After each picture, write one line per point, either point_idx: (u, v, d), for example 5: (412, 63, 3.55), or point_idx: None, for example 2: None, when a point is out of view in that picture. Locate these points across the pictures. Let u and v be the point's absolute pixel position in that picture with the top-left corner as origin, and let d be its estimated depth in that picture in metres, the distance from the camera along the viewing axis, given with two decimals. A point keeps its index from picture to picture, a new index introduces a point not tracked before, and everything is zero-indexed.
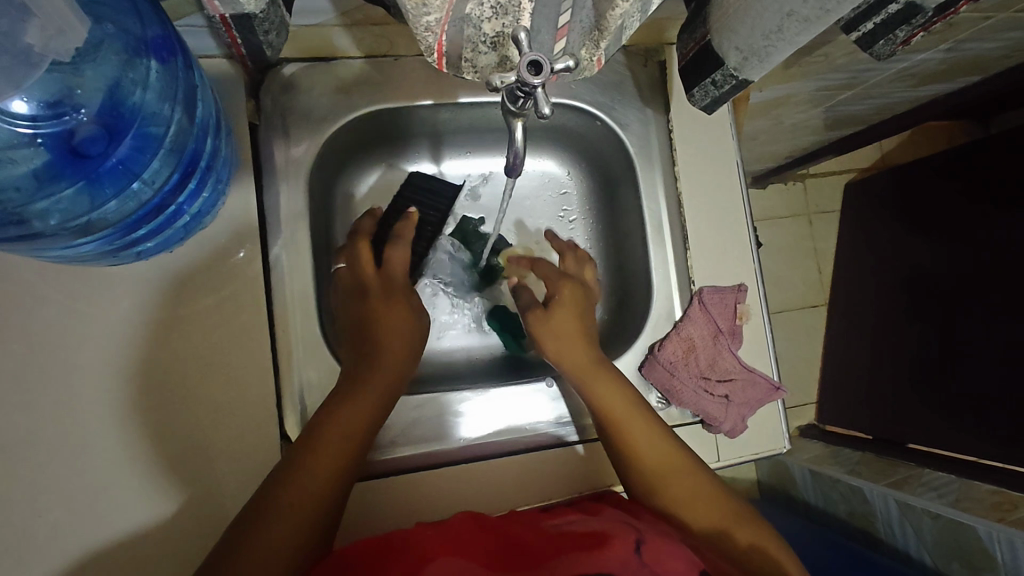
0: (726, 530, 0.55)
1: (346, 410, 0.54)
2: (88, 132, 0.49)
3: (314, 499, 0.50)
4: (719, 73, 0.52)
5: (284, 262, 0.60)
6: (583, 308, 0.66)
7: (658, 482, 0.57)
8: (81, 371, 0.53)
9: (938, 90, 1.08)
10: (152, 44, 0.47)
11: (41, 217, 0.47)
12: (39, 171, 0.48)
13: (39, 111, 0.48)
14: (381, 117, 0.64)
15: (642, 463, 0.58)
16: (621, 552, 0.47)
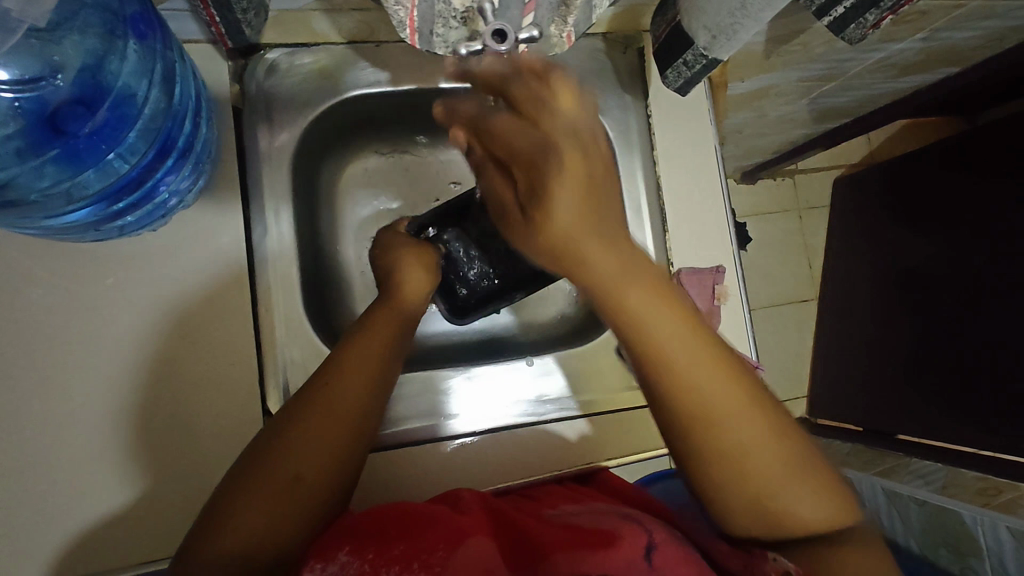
0: (782, 491, 0.45)
1: (341, 383, 0.50)
2: (67, 104, 0.49)
3: (311, 476, 0.47)
4: (690, 54, 0.53)
5: (267, 243, 0.60)
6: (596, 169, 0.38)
7: (715, 436, 0.45)
8: (63, 348, 0.54)
9: (920, 82, 1.09)
10: (130, 19, 0.48)
11: (19, 187, 0.48)
12: (16, 138, 0.48)
13: (17, 77, 0.47)
14: (364, 104, 0.66)
15: (689, 405, 0.45)
16: (629, 552, 0.46)
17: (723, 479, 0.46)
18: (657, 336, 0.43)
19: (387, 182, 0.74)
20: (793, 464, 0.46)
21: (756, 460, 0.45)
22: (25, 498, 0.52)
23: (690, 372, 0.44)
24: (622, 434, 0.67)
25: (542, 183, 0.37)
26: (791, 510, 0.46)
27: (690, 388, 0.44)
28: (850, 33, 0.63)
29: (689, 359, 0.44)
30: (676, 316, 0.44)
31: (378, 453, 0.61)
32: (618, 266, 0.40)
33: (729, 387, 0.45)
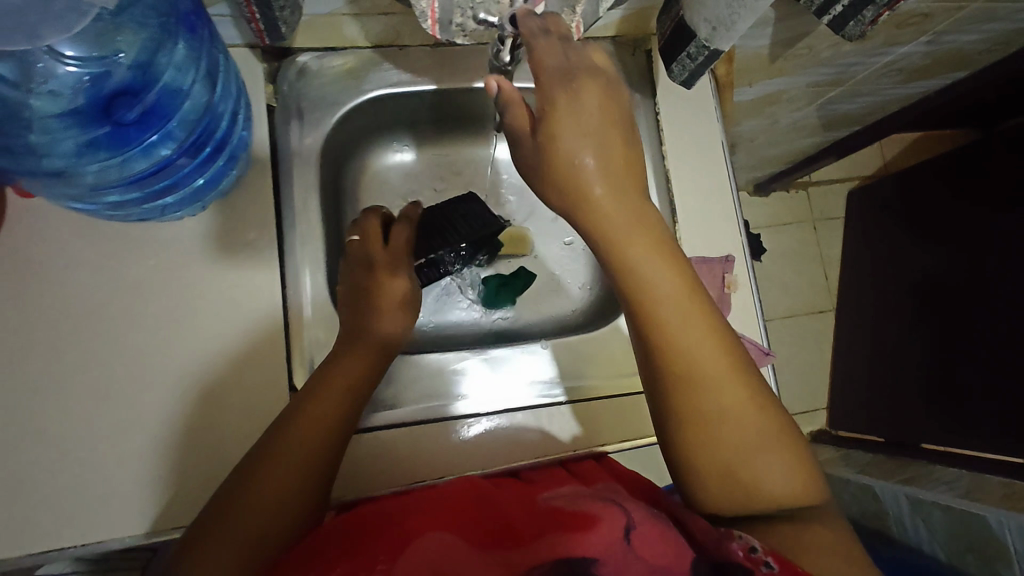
0: (754, 456, 0.50)
1: (328, 387, 0.56)
2: (122, 84, 0.52)
3: (297, 478, 0.50)
4: (693, 46, 0.56)
5: (296, 231, 0.64)
6: (614, 111, 0.51)
7: (694, 389, 0.51)
8: (110, 322, 0.59)
9: (927, 87, 1.11)
10: (183, 16, 0.52)
11: (74, 167, 0.51)
12: (71, 111, 0.51)
13: (85, 56, 0.51)
14: (386, 103, 0.70)
15: (676, 359, 0.51)
16: (607, 536, 0.47)
17: (700, 439, 0.51)
18: (653, 292, 0.51)
19: (407, 179, 0.78)
20: (766, 429, 0.51)
21: (731, 420, 0.50)
22: (74, 459, 0.56)
23: (681, 327, 0.51)
24: (635, 420, 0.67)
25: (565, 123, 0.49)
26: (761, 476, 0.49)
27: (678, 345, 0.51)
28: (849, 30, 0.65)
29: (681, 317, 0.51)
30: (671, 278, 0.52)
31: (394, 432, 0.62)
32: (625, 214, 0.51)
33: (714, 348, 0.52)
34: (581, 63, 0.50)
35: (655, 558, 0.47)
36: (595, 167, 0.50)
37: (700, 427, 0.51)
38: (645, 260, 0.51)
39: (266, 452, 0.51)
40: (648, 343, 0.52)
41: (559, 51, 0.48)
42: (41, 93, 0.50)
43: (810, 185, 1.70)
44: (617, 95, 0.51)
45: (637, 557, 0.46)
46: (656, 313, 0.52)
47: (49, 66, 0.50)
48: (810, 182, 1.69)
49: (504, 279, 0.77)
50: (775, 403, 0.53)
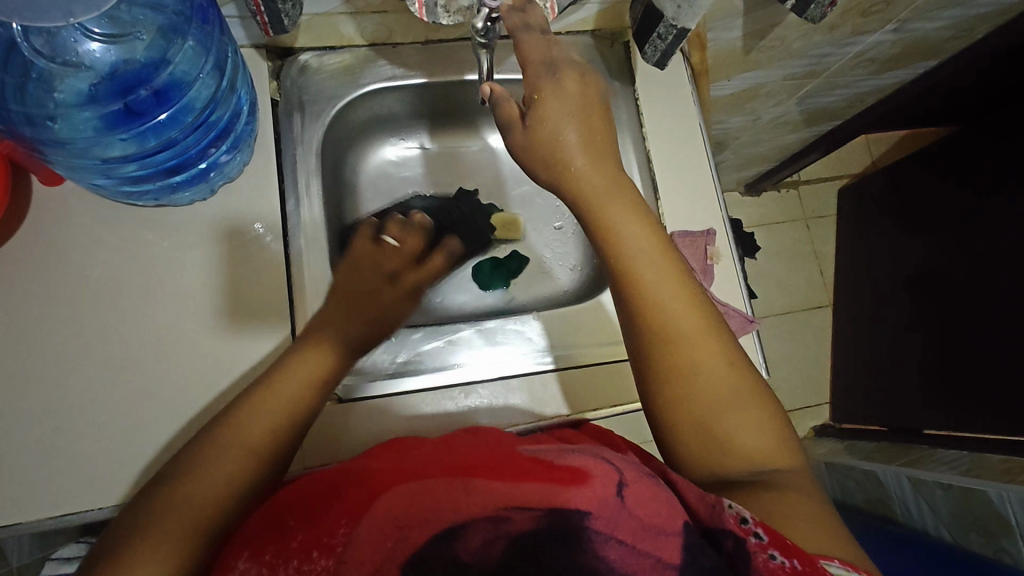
0: (727, 413, 0.52)
1: (302, 357, 0.57)
2: (137, 64, 0.56)
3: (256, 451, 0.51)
4: (662, 27, 0.61)
5: (298, 216, 0.68)
6: (591, 92, 0.56)
7: (670, 347, 0.53)
8: (124, 301, 0.62)
9: (902, 78, 1.15)
10: (200, 8, 0.58)
11: (94, 140, 0.56)
12: (90, 86, 0.55)
13: (107, 32, 0.55)
14: (380, 97, 0.75)
15: (654, 318, 0.54)
16: (600, 491, 0.45)
17: (675, 394, 0.53)
18: (633, 260, 0.55)
19: (404, 171, 0.83)
20: (742, 392, 0.53)
21: (705, 376, 0.53)
22: (91, 431, 0.59)
23: (657, 289, 0.54)
24: (628, 386, 0.69)
25: (544, 103, 0.54)
26: (736, 435, 0.51)
27: (659, 308, 0.54)
28: (811, 13, 0.70)
29: (660, 283, 0.54)
30: (650, 250, 0.55)
31: (395, 399, 0.65)
32: (602, 185, 0.55)
33: (689, 309, 0.54)
34: (562, 61, 0.55)
35: (648, 517, 0.45)
36: (578, 141, 0.55)
37: (675, 383, 0.53)
38: (624, 224, 0.55)
39: (210, 443, 0.50)
40: (627, 303, 0.55)
41: (543, 45, 0.55)
42: (74, 67, 0.55)
43: (799, 185, 1.74)
44: (590, 78, 0.56)
45: (628, 512, 0.44)
46: (634, 273, 0.54)
47: (79, 42, 0.55)
48: (799, 181, 1.73)
49: (499, 261, 0.81)
50: (750, 368, 0.55)
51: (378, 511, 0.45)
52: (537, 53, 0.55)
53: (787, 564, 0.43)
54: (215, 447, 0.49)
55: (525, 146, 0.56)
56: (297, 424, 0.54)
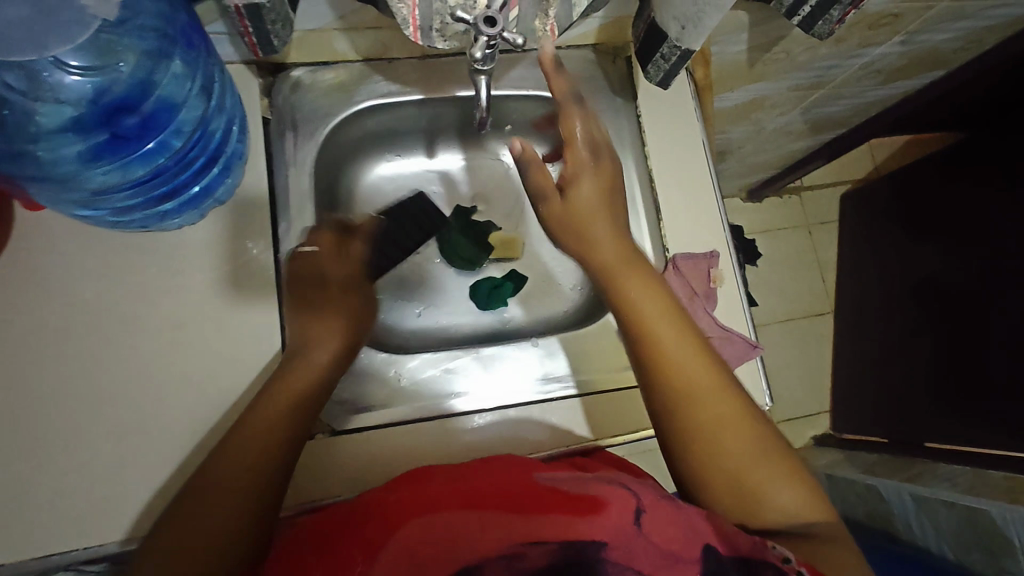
0: (755, 471, 0.55)
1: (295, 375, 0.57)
2: (121, 92, 0.55)
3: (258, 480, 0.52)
4: (666, 47, 0.59)
5: (290, 240, 0.66)
6: (615, 182, 0.64)
7: (693, 409, 0.57)
8: (108, 329, 0.60)
9: (908, 88, 1.13)
10: (181, 29, 0.55)
11: (77, 172, 0.55)
12: (73, 119, 0.55)
13: (86, 62, 0.54)
14: (376, 114, 0.73)
15: (677, 381, 0.57)
16: (612, 520, 0.49)
17: (703, 454, 0.56)
18: (649, 326, 0.59)
19: (401, 188, 0.81)
20: (764, 445, 0.56)
21: (731, 435, 0.56)
22: (75, 465, 0.57)
23: (677, 354, 0.58)
24: (630, 413, 0.68)
25: (578, 186, 0.63)
26: (765, 489, 0.54)
27: (677, 369, 0.58)
28: (819, 29, 0.68)
29: (680, 348, 0.58)
30: (664, 315, 0.60)
31: (390, 429, 0.63)
32: (619, 257, 0.62)
33: (708, 372, 0.58)
34: (604, 147, 0.64)
35: (666, 542, 0.48)
36: (601, 215, 0.63)
37: (703, 443, 0.56)
38: (641, 295, 0.60)
39: (211, 471, 0.52)
40: (648, 367, 0.59)
41: (588, 135, 0.64)
42: (47, 100, 0.54)
43: (802, 191, 1.72)
44: (613, 167, 0.65)
45: (647, 540, 0.48)
46: (654, 339, 0.59)
47: (54, 75, 0.53)
48: (802, 187, 1.71)
49: (496, 282, 0.79)
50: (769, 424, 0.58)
51: (397, 540, 0.48)
52: (585, 142, 0.64)
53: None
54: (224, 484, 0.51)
55: (561, 216, 0.64)
56: (289, 447, 0.55)
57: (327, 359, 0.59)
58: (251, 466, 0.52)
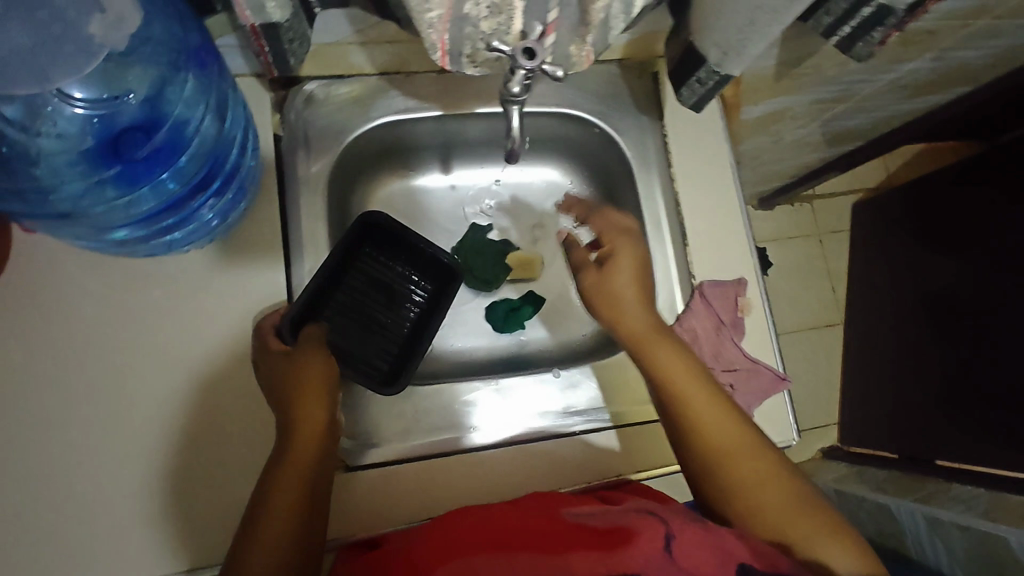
0: (799, 531, 0.53)
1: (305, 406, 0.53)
2: (131, 123, 0.54)
3: (292, 518, 0.49)
4: (703, 71, 0.56)
5: (305, 264, 0.64)
6: (643, 261, 0.64)
7: (728, 474, 0.56)
8: (109, 356, 0.58)
9: (932, 102, 1.10)
10: (193, 50, 0.53)
11: (86, 208, 0.53)
12: (80, 155, 0.53)
13: (94, 96, 0.53)
14: (392, 130, 0.70)
15: (709, 446, 0.57)
16: (644, 548, 0.46)
17: (742, 519, 0.55)
18: (675, 389, 0.59)
19: (416, 205, 0.78)
20: (802, 503, 0.55)
21: (770, 497, 0.55)
22: (76, 502, 0.55)
23: (709, 420, 0.57)
24: (654, 447, 0.65)
25: (607, 267, 0.63)
26: (808, 550, 0.52)
27: (707, 432, 0.57)
28: (858, 50, 0.65)
29: (709, 412, 0.58)
30: (692, 376, 0.59)
31: (407, 464, 0.60)
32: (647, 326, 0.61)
33: (741, 435, 0.57)
34: (636, 228, 0.65)
35: (697, 566, 0.46)
36: (635, 291, 0.62)
37: (741, 508, 0.55)
38: (669, 361, 0.59)
39: (249, 545, 0.48)
40: (680, 432, 0.58)
41: (611, 224, 0.65)
42: (49, 135, 0.52)
43: (815, 196, 1.68)
44: (641, 248, 0.64)
45: (676, 565, 0.46)
46: (685, 403, 0.58)
47: (58, 108, 0.52)
48: (815, 195, 1.68)
49: (514, 305, 0.76)
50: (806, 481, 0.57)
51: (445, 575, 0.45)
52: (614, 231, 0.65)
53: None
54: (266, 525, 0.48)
55: (592, 288, 0.63)
56: (317, 492, 0.51)
57: (327, 397, 0.55)
58: (285, 529, 0.48)
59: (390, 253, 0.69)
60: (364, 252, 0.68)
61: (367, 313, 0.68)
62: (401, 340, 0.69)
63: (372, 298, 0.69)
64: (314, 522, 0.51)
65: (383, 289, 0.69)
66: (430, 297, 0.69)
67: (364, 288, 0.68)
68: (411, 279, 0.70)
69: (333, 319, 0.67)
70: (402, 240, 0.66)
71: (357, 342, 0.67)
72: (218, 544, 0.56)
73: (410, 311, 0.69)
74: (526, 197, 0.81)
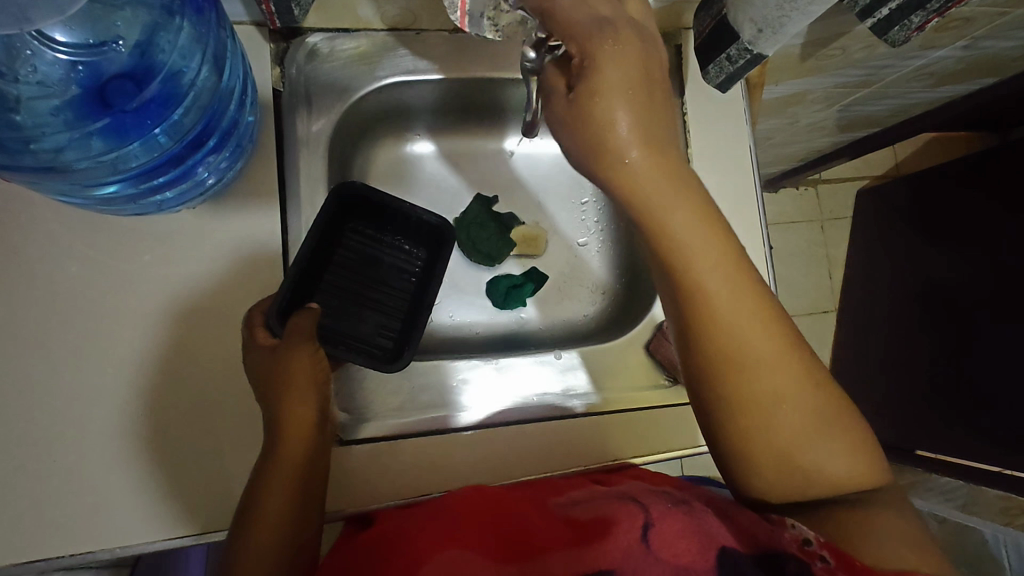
0: (812, 442, 0.47)
1: (297, 360, 0.51)
2: (120, 73, 0.50)
3: (292, 488, 0.48)
4: (734, 48, 0.53)
5: (303, 227, 0.61)
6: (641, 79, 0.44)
7: (740, 374, 0.47)
8: (93, 317, 0.55)
9: (954, 92, 1.08)
10: None
11: (70, 162, 0.48)
12: (66, 106, 0.50)
13: (79, 43, 0.50)
14: (399, 90, 0.67)
15: (724, 340, 0.47)
16: (622, 542, 0.46)
17: (752, 427, 0.47)
18: (702, 276, 0.47)
19: (419, 172, 0.76)
20: (824, 411, 0.47)
21: (789, 405, 0.47)
22: (55, 466, 0.53)
23: (728, 305, 0.47)
24: (654, 437, 0.64)
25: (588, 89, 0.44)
26: (813, 462, 0.47)
27: (724, 320, 0.47)
28: (895, 34, 0.61)
29: (729, 298, 0.47)
30: (721, 266, 0.47)
31: (401, 441, 0.59)
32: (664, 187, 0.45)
33: (763, 329, 0.48)
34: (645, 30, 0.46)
35: (677, 557, 0.46)
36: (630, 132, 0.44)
37: (750, 414, 0.47)
38: (688, 234, 0.46)
39: (247, 533, 0.47)
40: (691, 320, 0.48)
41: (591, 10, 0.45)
42: (29, 82, 0.48)
43: (821, 179, 1.61)
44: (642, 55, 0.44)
45: (655, 559, 0.45)
46: (700, 286, 0.47)
47: (37, 53, 0.49)
48: (821, 178, 1.61)
49: (517, 281, 0.75)
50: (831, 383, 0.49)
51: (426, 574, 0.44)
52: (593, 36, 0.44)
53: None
54: (266, 494, 0.48)
55: (585, 140, 0.46)
56: (312, 474, 0.50)
57: (315, 369, 0.52)
58: (282, 513, 0.47)
59: (375, 226, 0.66)
60: (347, 229, 0.65)
61: (361, 290, 0.66)
62: (403, 314, 0.66)
63: (363, 275, 0.66)
64: (313, 499, 0.50)
65: (373, 264, 0.67)
66: (426, 263, 0.67)
67: (354, 267, 0.66)
68: (402, 249, 0.67)
69: (327, 302, 0.64)
70: (384, 211, 0.63)
71: (355, 323, 0.64)
72: (201, 514, 0.55)
73: (405, 281, 0.67)
74: (533, 169, 0.78)
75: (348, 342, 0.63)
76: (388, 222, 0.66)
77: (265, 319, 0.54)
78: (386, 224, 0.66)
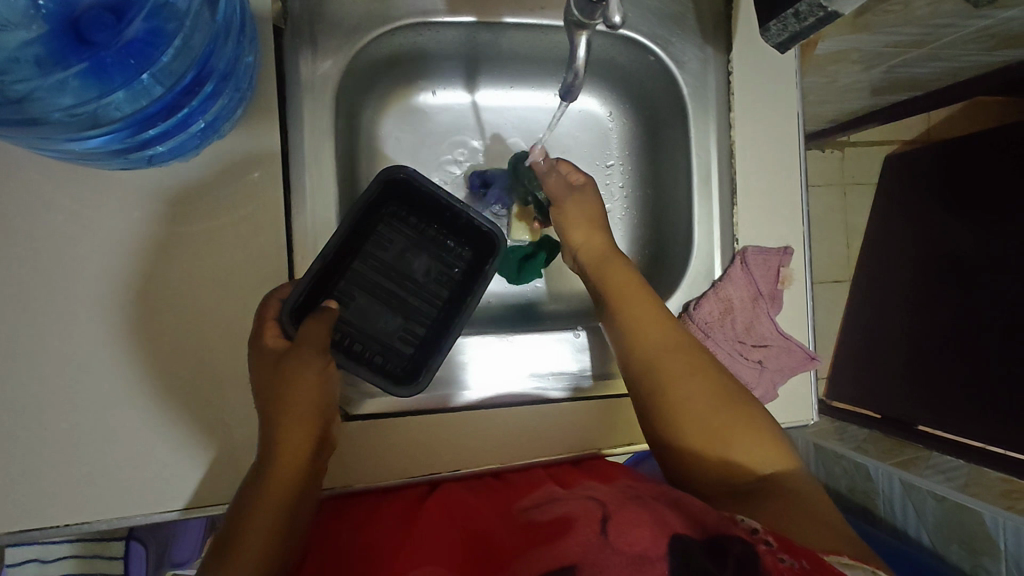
0: (728, 428, 0.52)
1: (299, 378, 0.48)
2: (92, 14, 0.47)
3: (279, 522, 0.46)
4: (805, 4, 0.46)
5: (307, 185, 0.56)
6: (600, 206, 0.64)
7: (644, 356, 0.56)
8: (70, 280, 0.50)
9: (1009, 58, 1.01)
10: None
11: (44, 112, 0.46)
12: (39, 46, 0.47)
13: None
14: (420, 34, 0.61)
15: (634, 328, 0.57)
16: (582, 535, 0.42)
17: (666, 406, 0.54)
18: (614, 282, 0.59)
19: (432, 126, 0.70)
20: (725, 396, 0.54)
21: (687, 388, 0.54)
22: (43, 433, 0.50)
23: (625, 301, 0.58)
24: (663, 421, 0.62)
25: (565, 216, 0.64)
26: (738, 439, 0.52)
27: (630, 315, 0.57)
28: None
29: (635, 301, 0.58)
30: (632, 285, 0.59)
31: (404, 418, 0.56)
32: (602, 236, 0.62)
33: (660, 322, 0.57)
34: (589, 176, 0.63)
35: (633, 547, 0.41)
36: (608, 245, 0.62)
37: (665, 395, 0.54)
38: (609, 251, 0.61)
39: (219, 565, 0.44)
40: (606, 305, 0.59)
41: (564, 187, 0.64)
42: None
43: (850, 141, 1.42)
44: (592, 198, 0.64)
45: (609, 545, 0.41)
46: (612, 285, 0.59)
47: None
48: (850, 141, 1.42)
49: (528, 252, 0.70)
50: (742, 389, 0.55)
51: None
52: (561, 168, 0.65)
53: (796, 565, 0.40)
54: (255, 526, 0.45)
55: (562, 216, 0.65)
56: (301, 506, 0.48)
57: (320, 398, 0.49)
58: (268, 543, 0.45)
59: (418, 214, 0.61)
60: (387, 216, 0.60)
61: (390, 283, 0.61)
62: (430, 319, 0.61)
63: (398, 271, 0.61)
64: (297, 526, 0.47)
65: (408, 255, 0.61)
66: (466, 267, 0.62)
67: (389, 255, 0.61)
68: (444, 244, 0.62)
69: (355, 295, 0.60)
70: (434, 201, 0.59)
71: (378, 320, 0.60)
72: (192, 490, 0.52)
73: (441, 282, 0.62)
74: (561, 131, 0.72)
75: (370, 342, 0.59)
76: (427, 204, 0.60)
77: (278, 312, 0.51)
78: (425, 211, 0.61)
